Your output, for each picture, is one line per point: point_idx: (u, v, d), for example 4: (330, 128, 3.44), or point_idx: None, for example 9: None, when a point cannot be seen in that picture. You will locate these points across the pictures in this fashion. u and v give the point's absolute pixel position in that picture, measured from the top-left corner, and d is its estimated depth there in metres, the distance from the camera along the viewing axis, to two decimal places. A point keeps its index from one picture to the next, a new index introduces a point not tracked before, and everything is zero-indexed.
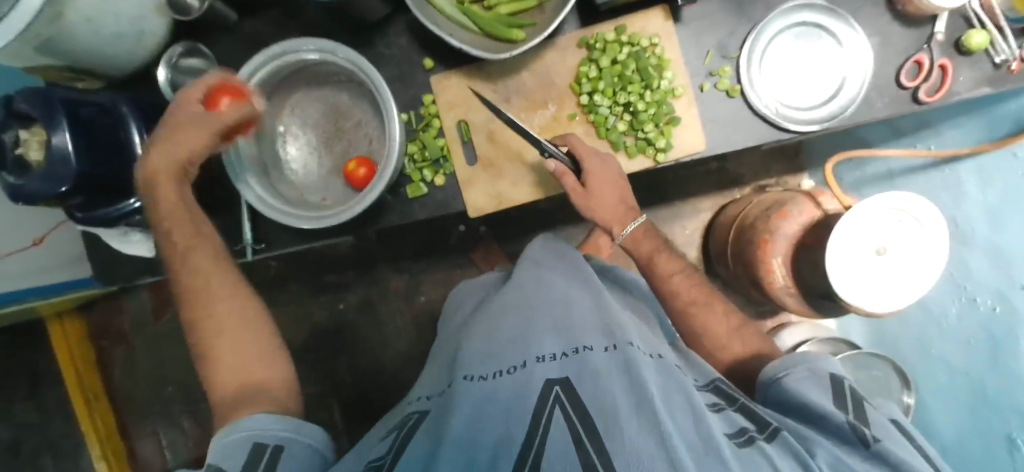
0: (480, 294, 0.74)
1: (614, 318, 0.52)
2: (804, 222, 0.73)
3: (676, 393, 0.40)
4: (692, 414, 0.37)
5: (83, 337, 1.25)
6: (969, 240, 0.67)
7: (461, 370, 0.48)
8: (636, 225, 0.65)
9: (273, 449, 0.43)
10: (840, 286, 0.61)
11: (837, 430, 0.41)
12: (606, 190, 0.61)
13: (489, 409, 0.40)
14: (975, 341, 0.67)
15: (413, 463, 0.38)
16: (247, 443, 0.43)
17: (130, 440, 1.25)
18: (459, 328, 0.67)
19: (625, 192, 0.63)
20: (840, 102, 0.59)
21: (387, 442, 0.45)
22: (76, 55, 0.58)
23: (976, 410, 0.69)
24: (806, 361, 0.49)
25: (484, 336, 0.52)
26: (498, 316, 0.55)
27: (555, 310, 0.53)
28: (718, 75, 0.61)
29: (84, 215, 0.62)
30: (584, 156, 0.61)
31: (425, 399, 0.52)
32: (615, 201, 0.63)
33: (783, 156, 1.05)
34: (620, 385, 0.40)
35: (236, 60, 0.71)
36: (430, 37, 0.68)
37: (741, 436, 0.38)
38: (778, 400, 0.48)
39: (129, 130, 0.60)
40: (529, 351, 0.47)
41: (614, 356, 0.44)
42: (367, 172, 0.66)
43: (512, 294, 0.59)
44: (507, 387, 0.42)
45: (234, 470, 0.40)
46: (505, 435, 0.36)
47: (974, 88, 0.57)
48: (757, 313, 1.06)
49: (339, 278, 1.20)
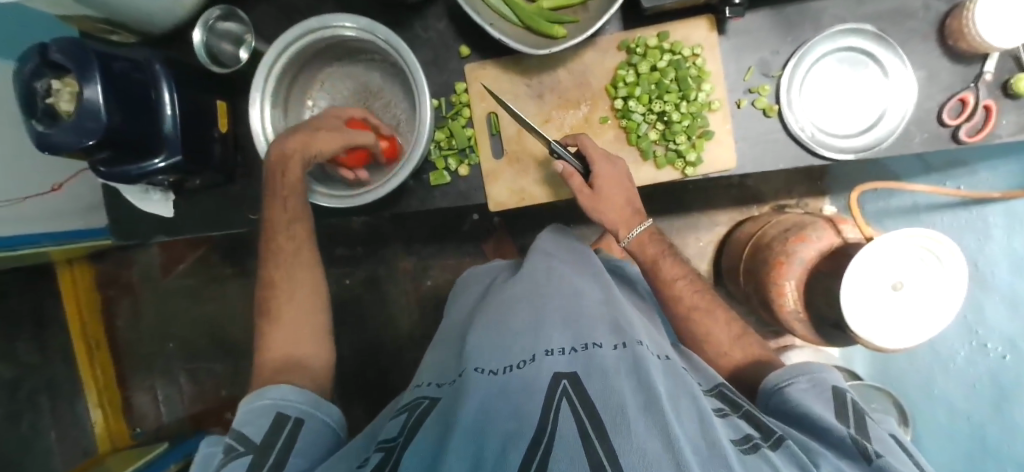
0: (487, 282, 0.74)
1: (624, 316, 0.51)
2: (824, 247, 0.72)
3: (684, 397, 0.39)
4: (698, 419, 0.36)
5: (91, 285, 1.25)
6: (988, 284, 0.67)
7: (470, 361, 0.47)
8: (641, 229, 0.65)
9: (293, 421, 0.46)
10: (856, 318, 0.60)
11: (840, 444, 0.40)
12: (615, 192, 0.61)
13: (497, 403, 0.39)
14: (981, 385, 0.68)
15: (421, 451, 0.37)
16: (271, 410, 0.46)
17: (127, 391, 1.26)
18: (469, 314, 0.67)
19: (632, 194, 0.63)
20: (878, 134, 0.58)
21: (398, 423, 0.45)
22: (114, 8, 0.58)
23: (971, 452, 0.70)
24: (809, 372, 0.49)
25: (493, 326, 0.52)
26: (508, 307, 0.55)
27: (566, 304, 0.53)
28: (757, 93, 0.61)
29: (107, 171, 0.60)
30: (593, 158, 0.61)
31: (433, 385, 0.52)
32: (621, 203, 0.62)
33: (807, 178, 1.04)
34: (628, 384, 0.38)
35: (270, 29, 0.70)
36: (469, 25, 0.67)
37: (746, 442, 0.37)
38: (779, 410, 0.48)
39: (160, 89, 0.60)
40: (538, 345, 0.46)
41: (623, 355, 0.43)
42: (390, 144, 0.64)
43: (524, 285, 0.58)
44: (516, 381, 0.41)
45: (257, 437, 0.43)
46: (512, 428, 0.35)
47: (1017, 133, 0.56)
48: (762, 332, 1.06)
49: (349, 253, 1.20)
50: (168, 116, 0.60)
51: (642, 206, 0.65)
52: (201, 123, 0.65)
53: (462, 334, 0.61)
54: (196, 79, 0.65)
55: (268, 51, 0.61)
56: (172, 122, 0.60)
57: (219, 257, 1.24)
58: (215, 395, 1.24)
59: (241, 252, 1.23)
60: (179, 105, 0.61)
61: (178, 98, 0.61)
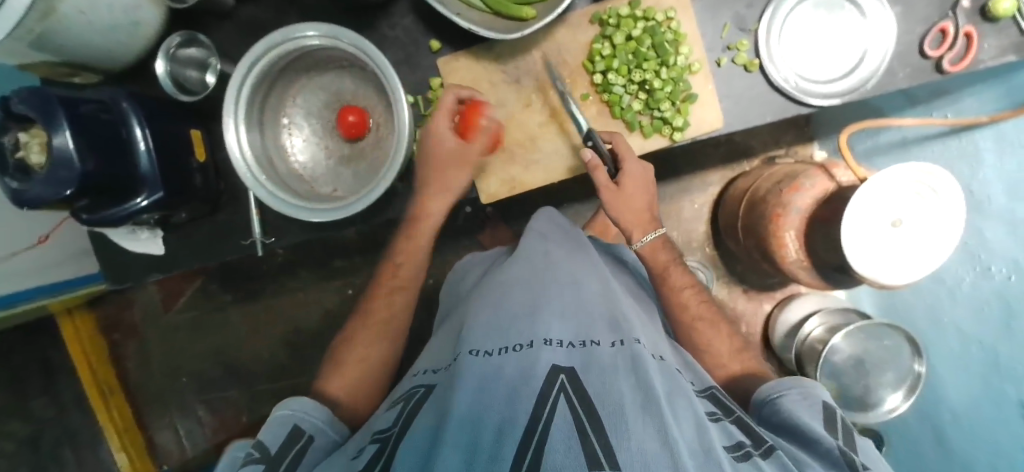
0: (488, 263, 0.73)
1: (619, 309, 0.53)
2: (817, 195, 0.72)
3: (681, 398, 0.40)
4: (694, 423, 0.37)
5: (94, 330, 1.25)
6: (986, 209, 0.68)
7: (466, 344, 0.47)
8: (655, 235, 0.63)
9: (306, 438, 0.49)
10: (859, 260, 0.61)
11: (827, 454, 0.40)
12: (638, 193, 0.61)
13: (493, 388, 0.39)
14: (988, 308, 0.69)
15: (420, 438, 0.37)
16: (288, 422, 0.50)
17: (148, 430, 1.26)
18: (464, 300, 0.67)
19: (651, 197, 0.63)
20: (861, 75, 0.58)
21: (392, 414, 0.46)
22: (68, 49, 0.56)
23: (987, 378, 0.70)
24: (800, 385, 0.50)
25: (489, 308, 0.53)
26: (502, 291, 0.55)
27: (565, 293, 0.53)
28: (735, 49, 0.60)
29: (91, 217, 0.61)
30: (623, 154, 0.61)
31: (430, 372, 0.52)
32: (641, 204, 0.62)
33: (793, 126, 1.03)
34: (628, 382, 0.39)
35: (234, 48, 0.68)
36: (436, 17, 0.65)
37: (738, 450, 0.37)
38: (771, 418, 0.48)
39: (129, 125, 0.58)
40: (536, 331, 0.46)
41: (620, 351, 0.44)
42: (354, 118, 0.64)
43: (519, 268, 0.59)
44: (512, 364, 0.41)
45: (271, 447, 0.46)
46: (507, 415, 0.35)
47: (1000, 56, 0.56)
48: (767, 286, 1.07)
49: (347, 262, 1.17)
50: (143, 151, 0.59)
51: (657, 213, 0.64)
52: (177, 155, 0.63)
53: (460, 316, 0.60)
54: (165, 109, 0.63)
55: (252, 48, 0.59)
56: (146, 158, 0.59)
57: (218, 285, 1.23)
58: (235, 422, 1.24)
59: (239, 277, 1.21)
60: (153, 139, 0.59)
61: (151, 134, 0.59)
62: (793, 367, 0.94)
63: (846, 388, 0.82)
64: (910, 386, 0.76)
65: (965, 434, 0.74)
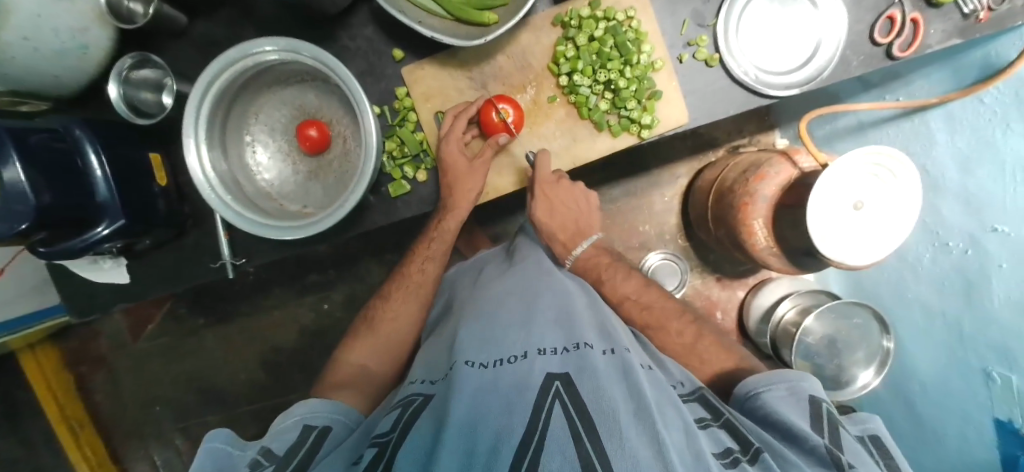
0: (478, 270, 0.73)
1: (610, 321, 0.54)
2: (782, 182, 0.73)
3: (669, 405, 0.41)
4: (683, 431, 0.38)
5: (60, 365, 1.20)
6: (942, 187, 0.70)
7: (461, 354, 0.47)
8: (581, 249, 0.71)
9: (319, 430, 0.49)
10: (825, 243, 0.63)
11: (813, 452, 0.41)
12: (556, 213, 0.70)
13: (490, 398, 0.39)
14: (949, 282, 0.71)
15: (416, 447, 0.37)
16: (297, 426, 0.49)
17: (123, 463, 1.23)
18: (457, 303, 0.67)
19: (574, 214, 0.71)
20: (817, 64, 0.59)
21: (391, 419, 0.44)
22: (13, 78, 0.54)
23: (951, 346, 0.73)
24: (788, 380, 0.50)
25: (480, 320, 0.53)
26: (496, 305, 0.55)
27: (556, 306, 0.54)
28: (696, 45, 0.61)
29: (47, 250, 0.58)
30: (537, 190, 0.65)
31: (424, 382, 0.50)
32: (563, 220, 0.71)
33: (755, 116, 1.06)
34: (620, 389, 0.40)
35: (191, 68, 0.67)
36: (397, 26, 0.64)
37: (726, 456, 0.38)
38: (755, 413, 0.49)
39: (84, 151, 0.56)
40: (530, 342, 0.46)
41: (613, 359, 0.45)
42: (315, 132, 0.63)
43: (513, 282, 0.60)
44: (508, 375, 0.42)
45: (280, 452, 0.45)
46: (504, 424, 0.35)
47: (944, 40, 0.59)
48: (740, 273, 1.09)
49: (322, 277, 1.15)
50: (99, 178, 0.57)
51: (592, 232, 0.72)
52: (137, 180, 0.61)
53: (451, 324, 0.60)
54: (119, 132, 0.61)
55: (210, 66, 0.57)
56: (103, 183, 0.57)
57: (189, 309, 1.19)
58: None
59: (212, 299, 1.18)
60: (109, 165, 0.57)
61: (107, 160, 0.57)
62: (768, 350, 0.97)
63: (819, 368, 0.84)
64: (881, 361, 0.80)
65: (934, 404, 0.77)
